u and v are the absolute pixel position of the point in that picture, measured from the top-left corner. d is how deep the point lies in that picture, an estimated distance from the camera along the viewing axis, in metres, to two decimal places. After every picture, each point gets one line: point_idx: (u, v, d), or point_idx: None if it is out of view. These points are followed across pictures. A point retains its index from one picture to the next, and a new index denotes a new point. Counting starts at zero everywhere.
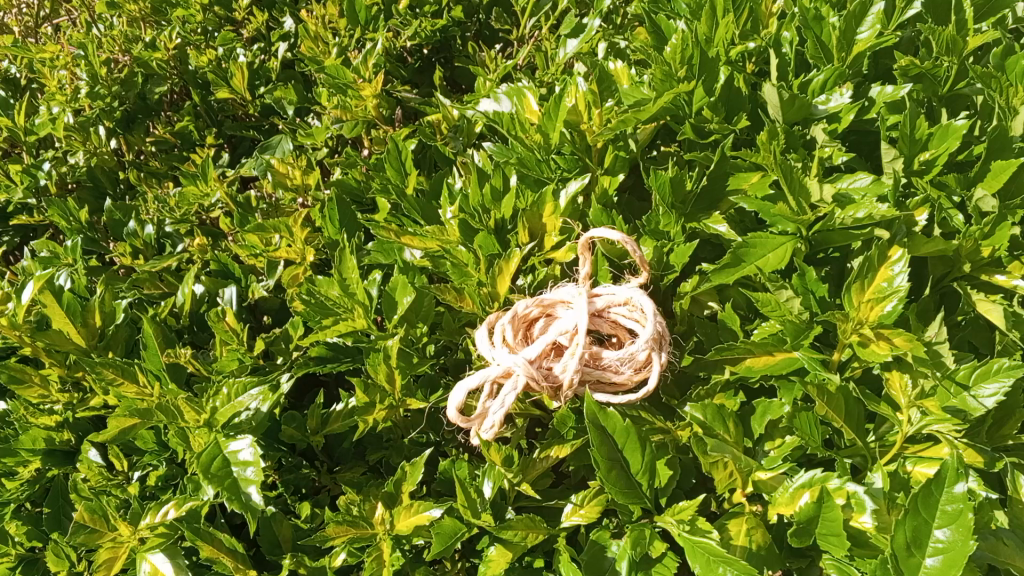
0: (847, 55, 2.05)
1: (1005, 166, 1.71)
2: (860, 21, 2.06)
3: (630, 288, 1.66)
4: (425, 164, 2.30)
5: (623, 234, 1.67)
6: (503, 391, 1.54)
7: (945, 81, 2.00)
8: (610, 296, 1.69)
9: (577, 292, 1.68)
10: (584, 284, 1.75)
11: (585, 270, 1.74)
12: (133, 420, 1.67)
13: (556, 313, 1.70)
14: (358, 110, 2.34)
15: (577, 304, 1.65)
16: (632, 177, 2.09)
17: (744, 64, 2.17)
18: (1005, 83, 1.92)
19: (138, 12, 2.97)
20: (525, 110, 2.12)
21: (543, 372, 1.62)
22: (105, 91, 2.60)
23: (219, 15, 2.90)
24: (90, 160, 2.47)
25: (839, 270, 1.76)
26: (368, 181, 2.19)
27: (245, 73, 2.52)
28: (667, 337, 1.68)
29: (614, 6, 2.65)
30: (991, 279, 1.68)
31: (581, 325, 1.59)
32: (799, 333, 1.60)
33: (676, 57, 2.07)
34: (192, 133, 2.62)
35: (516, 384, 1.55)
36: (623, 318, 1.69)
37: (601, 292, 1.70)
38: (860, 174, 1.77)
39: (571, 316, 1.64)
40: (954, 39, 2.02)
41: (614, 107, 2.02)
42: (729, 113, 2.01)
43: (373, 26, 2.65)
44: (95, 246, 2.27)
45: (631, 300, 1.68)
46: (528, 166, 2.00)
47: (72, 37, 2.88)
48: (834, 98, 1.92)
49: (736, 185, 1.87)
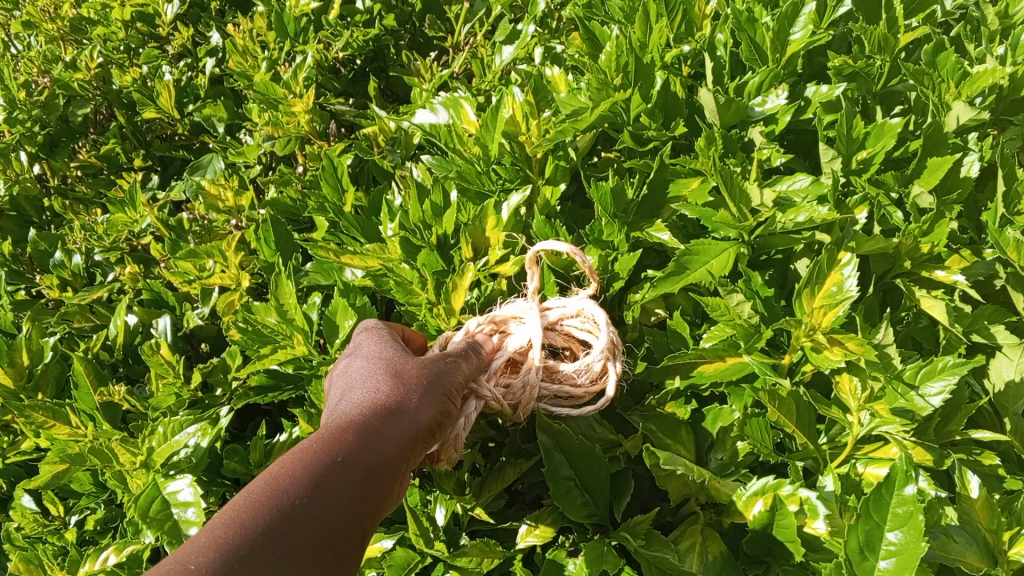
0: (781, 57, 2.03)
1: (942, 162, 1.73)
2: (792, 22, 2.06)
3: (580, 299, 1.64)
4: (363, 179, 2.25)
5: (570, 246, 1.65)
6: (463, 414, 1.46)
7: (880, 78, 1.99)
8: (561, 309, 1.66)
9: (526, 305, 1.64)
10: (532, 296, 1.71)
11: (534, 283, 1.71)
12: (65, 466, 1.61)
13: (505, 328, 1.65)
14: (291, 126, 2.27)
15: (528, 317, 1.60)
16: (573, 185, 2.08)
17: (680, 67, 2.15)
18: (937, 80, 1.95)
19: (56, 31, 2.81)
20: (463, 121, 2.08)
21: None
22: (23, 116, 2.47)
23: (142, 31, 2.75)
24: (11, 189, 2.34)
25: (781, 273, 1.77)
26: (304, 200, 2.13)
27: (171, 92, 2.38)
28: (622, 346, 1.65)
29: (548, 10, 2.63)
30: (931, 275, 1.70)
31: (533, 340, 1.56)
32: (750, 337, 1.59)
33: (611, 65, 2.04)
34: (120, 156, 2.49)
35: (475, 403, 1.48)
36: (575, 329, 1.65)
37: (552, 305, 1.67)
38: (800, 176, 1.77)
39: (521, 329, 1.60)
40: (886, 38, 2.01)
41: (552, 119, 1.99)
42: (667, 119, 1.97)
43: (303, 39, 2.55)
44: (20, 278, 2.16)
45: (583, 311, 1.65)
46: (468, 180, 1.96)
47: None
48: (770, 100, 1.91)
49: (677, 192, 1.86)
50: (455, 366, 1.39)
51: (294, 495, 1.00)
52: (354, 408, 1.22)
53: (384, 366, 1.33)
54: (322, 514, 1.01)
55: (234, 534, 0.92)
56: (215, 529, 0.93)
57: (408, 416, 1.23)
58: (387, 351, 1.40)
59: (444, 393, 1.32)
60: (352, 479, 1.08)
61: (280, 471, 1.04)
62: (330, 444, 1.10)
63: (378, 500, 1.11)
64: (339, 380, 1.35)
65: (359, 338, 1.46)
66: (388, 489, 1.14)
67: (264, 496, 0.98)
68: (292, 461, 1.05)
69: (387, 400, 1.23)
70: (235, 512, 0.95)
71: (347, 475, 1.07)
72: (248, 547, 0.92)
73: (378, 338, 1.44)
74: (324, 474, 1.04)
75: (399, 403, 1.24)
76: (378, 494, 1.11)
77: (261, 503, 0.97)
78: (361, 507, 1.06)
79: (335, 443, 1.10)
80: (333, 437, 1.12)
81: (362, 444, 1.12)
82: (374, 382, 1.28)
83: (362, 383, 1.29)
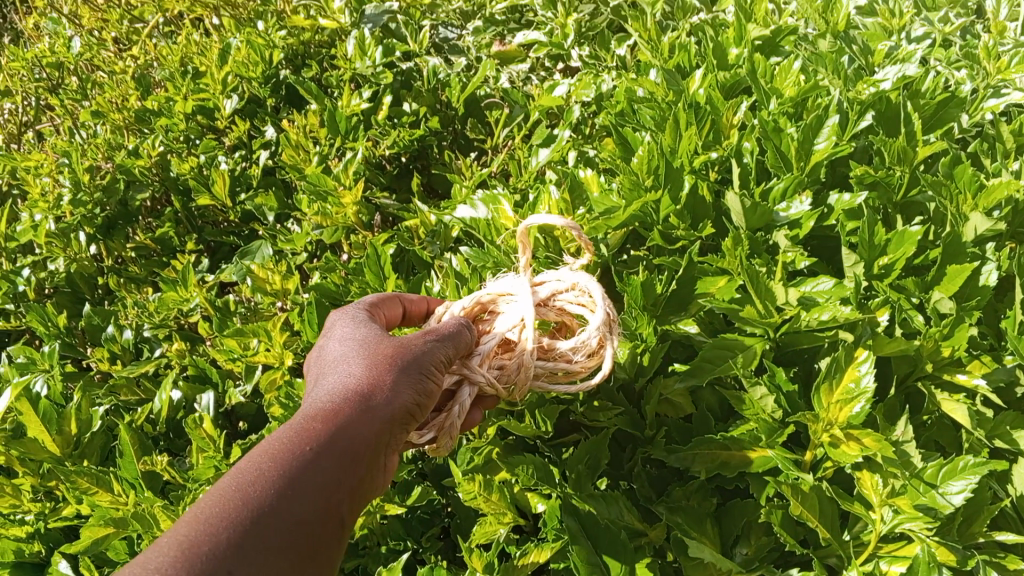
0: (805, 165, 2.11)
1: (960, 270, 1.82)
2: (816, 133, 2.10)
3: (574, 274, 1.68)
4: (403, 268, 2.36)
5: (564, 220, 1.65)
6: (456, 402, 1.55)
7: (899, 189, 2.06)
8: (555, 285, 1.69)
9: (519, 282, 1.68)
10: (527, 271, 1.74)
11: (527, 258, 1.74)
12: (107, 530, 1.68)
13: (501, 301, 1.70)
14: (339, 217, 2.39)
15: (521, 295, 1.65)
16: (603, 280, 2.17)
17: (708, 173, 2.22)
18: (955, 190, 2.02)
19: (122, 120, 2.94)
20: (501, 217, 2.15)
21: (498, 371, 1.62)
22: (87, 198, 2.56)
23: (202, 123, 2.85)
24: (70, 266, 2.45)
25: (806, 370, 1.83)
26: (346, 286, 2.23)
27: (226, 181, 2.51)
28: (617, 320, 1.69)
29: (583, 117, 2.70)
30: (953, 378, 1.76)
31: (527, 320, 1.60)
32: (773, 432, 1.63)
33: (642, 168, 2.10)
34: (173, 240, 2.63)
35: (468, 390, 1.57)
36: (570, 303, 1.69)
37: (546, 281, 1.71)
38: (823, 278, 1.83)
39: (514, 306, 1.65)
40: (905, 150, 2.08)
41: (586, 215, 2.08)
42: (695, 220, 2.07)
43: (352, 136, 2.66)
44: (73, 351, 2.25)
45: (577, 286, 1.69)
46: (504, 270, 2.01)
47: (57, 145, 2.81)
48: (794, 206, 1.99)
49: (704, 289, 1.91)
50: (435, 340, 1.48)
51: (263, 491, 1.15)
52: (328, 397, 1.36)
53: (362, 353, 1.46)
54: (292, 507, 1.17)
55: (205, 533, 1.07)
56: (182, 530, 1.08)
57: (384, 396, 1.35)
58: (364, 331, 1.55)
59: (420, 369, 1.42)
60: (322, 468, 1.23)
61: (255, 468, 1.19)
62: (302, 438, 1.25)
63: (353, 485, 1.27)
64: (322, 366, 1.48)
65: (344, 325, 1.59)
66: (365, 471, 1.30)
67: (235, 494, 1.14)
68: (268, 458, 1.21)
69: (359, 386, 1.37)
70: (208, 510, 1.11)
71: (315, 471, 1.22)
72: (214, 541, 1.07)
73: (359, 326, 1.56)
74: (294, 467, 1.20)
75: (373, 388, 1.36)
76: (351, 481, 1.26)
77: (232, 501, 1.13)
78: (332, 492, 1.22)
79: (307, 437, 1.26)
80: (305, 429, 1.27)
81: (334, 436, 1.27)
82: (350, 370, 1.42)
83: (344, 365, 1.44)
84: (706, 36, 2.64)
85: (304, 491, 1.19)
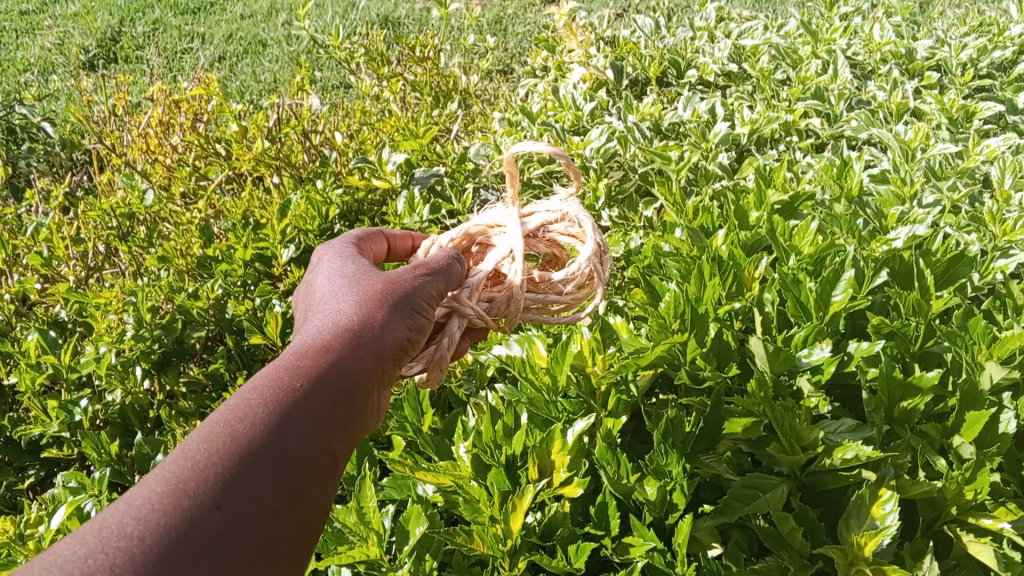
0: (824, 314, 2.22)
1: (978, 415, 1.88)
2: (833, 285, 2.23)
3: (564, 204, 2.03)
4: (439, 405, 2.46)
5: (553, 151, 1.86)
6: (447, 333, 1.83)
7: (916, 340, 2.14)
8: (543, 217, 2.04)
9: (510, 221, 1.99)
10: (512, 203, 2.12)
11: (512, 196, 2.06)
12: None
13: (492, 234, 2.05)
14: None
15: (512, 229, 1.98)
16: (633, 421, 2.27)
17: (732, 321, 2.33)
18: (970, 340, 2.10)
19: (186, 266, 3.02)
20: (535, 355, 2.31)
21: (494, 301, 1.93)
22: (148, 334, 2.70)
23: (259, 270, 3.00)
24: (125, 398, 2.57)
25: (833, 509, 1.93)
26: (385, 421, 2.32)
27: (277, 322, 2.66)
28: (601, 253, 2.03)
29: (614, 271, 2.83)
30: (978, 522, 1.79)
31: (517, 246, 1.93)
32: (803, 567, 1.72)
33: (670, 311, 2.27)
34: (224, 375, 2.78)
35: (458, 321, 1.85)
36: (559, 235, 2.05)
37: (534, 216, 2.05)
38: (844, 419, 1.95)
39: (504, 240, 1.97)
40: (918, 302, 2.18)
41: (617, 353, 2.25)
42: (720, 363, 2.19)
43: None
44: (121, 478, 2.33)
45: (566, 217, 2.04)
46: (538, 406, 2.14)
47: (126, 285, 2.86)
48: (815, 351, 2.10)
49: (731, 429, 1.97)
50: (419, 283, 1.70)
51: (257, 422, 1.24)
52: (321, 327, 1.52)
53: (351, 293, 1.64)
54: (290, 441, 1.25)
55: (198, 469, 1.13)
56: (176, 467, 1.13)
57: (375, 325, 1.54)
58: (355, 274, 1.75)
59: (406, 307, 1.62)
60: (318, 401, 1.34)
61: (249, 403, 1.28)
62: (294, 375, 1.36)
63: (348, 419, 1.38)
64: (310, 300, 1.66)
65: (335, 268, 1.77)
66: (359, 402, 1.42)
67: (226, 428, 1.21)
68: (258, 397, 1.29)
69: (354, 318, 1.54)
70: (204, 444, 1.17)
71: (308, 403, 1.31)
72: (215, 475, 1.13)
73: (353, 266, 1.76)
74: (288, 403, 1.30)
75: (362, 326, 1.52)
76: (344, 414, 1.37)
77: (225, 435, 1.21)
78: (330, 426, 1.32)
79: (298, 375, 1.36)
80: (297, 367, 1.38)
81: (325, 374, 1.38)
82: (339, 305, 1.59)
83: (335, 309, 1.59)
84: (727, 200, 2.82)
85: (306, 415, 1.30)
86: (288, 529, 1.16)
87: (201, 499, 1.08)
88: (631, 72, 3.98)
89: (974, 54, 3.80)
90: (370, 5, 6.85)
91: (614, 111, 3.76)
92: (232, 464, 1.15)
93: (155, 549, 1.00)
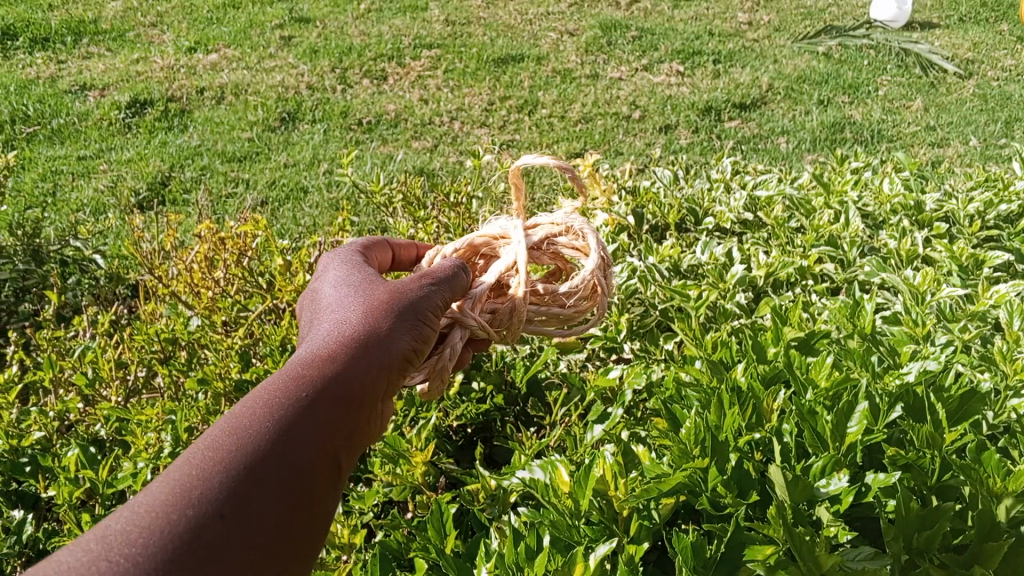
0: (840, 444, 2.27)
1: (997, 547, 1.92)
2: (848, 416, 2.30)
3: (566, 225, 2.62)
4: (462, 529, 2.49)
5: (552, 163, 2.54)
6: (449, 346, 2.35)
7: (933, 472, 2.17)
8: (545, 235, 2.62)
9: (514, 231, 2.59)
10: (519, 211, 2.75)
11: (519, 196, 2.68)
12: None
13: (498, 246, 2.65)
14: (408, 477, 2.58)
15: (517, 250, 2.54)
16: (655, 550, 2.28)
17: (752, 452, 2.38)
18: (983, 474, 2.14)
19: (223, 388, 3.12)
20: (559, 480, 2.35)
21: (496, 314, 2.47)
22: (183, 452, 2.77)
23: None
24: None
25: None
26: (409, 542, 2.35)
27: None
28: (597, 276, 2.55)
29: (636, 401, 2.91)
30: None
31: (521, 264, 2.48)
32: None
33: (690, 438, 2.35)
34: None
35: (461, 332, 2.39)
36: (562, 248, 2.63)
37: (538, 234, 2.64)
38: (863, 546, 2.02)
39: (511, 249, 2.55)
40: (931, 435, 2.21)
41: (638, 478, 2.35)
42: (741, 491, 2.23)
43: (425, 407, 2.88)
44: None
45: (567, 232, 2.64)
46: (559, 528, 2.20)
47: (167, 404, 3.00)
48: (833, 481, 2.15)
49: (751, 555, 2.01)
50: (425, 287, 2.20)
51: (266, 424, 1.65)
52: (333, 336, 1.99)
53: (362, 303, 2.13)
54: (288, 442, 1.64)
55: (223, 454, 1.57)
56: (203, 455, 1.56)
57: (381, 334, 2.01)
58: (357, 293, 2.19)
59: (413, 308, 2.13)
60: (317, 408, 1.74)
61: (254, 410, 1.68)
62: (297, 387, 1.77)
63: (341, 428, 1.75)
64: (327, 310, 2.16)
65: (346, 280, 2.28)
66: (364, 416, 1.84)
67: (232, 434, 1.61)
68: (269, 401, 1.72)
69: (361, 327, 2.02)
70: (230, 432, 1.62)
71: (309, 410, 1.72)
72: (222, 471, 1.52)
73: (358, 279, 2.28)
74: (288, 410, 1.70)
75: (366, 341, 1.98)
76: (341, 424, 1.75)
77: (228, 442, 1.59)
78: (328, 433, 1.71)
79: (302, 388, 1.77)
80: (301, 380, 1.80)
81: (325, 387, 1.79)
82: (351, 314, 2.08)
83: (343, 323, 2.05)
84: (745, 335, 2.94)
85: (314, 412, 1.73)
86: (292, 522, 1.53)
87: (233, 470, 1.53)
88: (651, 218, 4.19)
89: (980, 207, 4.00)
90: (406, 157, 7.25)
91: (636, 253, 3.92)
92: (262, 439, 1.62)
93: (183, 520, 1.41)
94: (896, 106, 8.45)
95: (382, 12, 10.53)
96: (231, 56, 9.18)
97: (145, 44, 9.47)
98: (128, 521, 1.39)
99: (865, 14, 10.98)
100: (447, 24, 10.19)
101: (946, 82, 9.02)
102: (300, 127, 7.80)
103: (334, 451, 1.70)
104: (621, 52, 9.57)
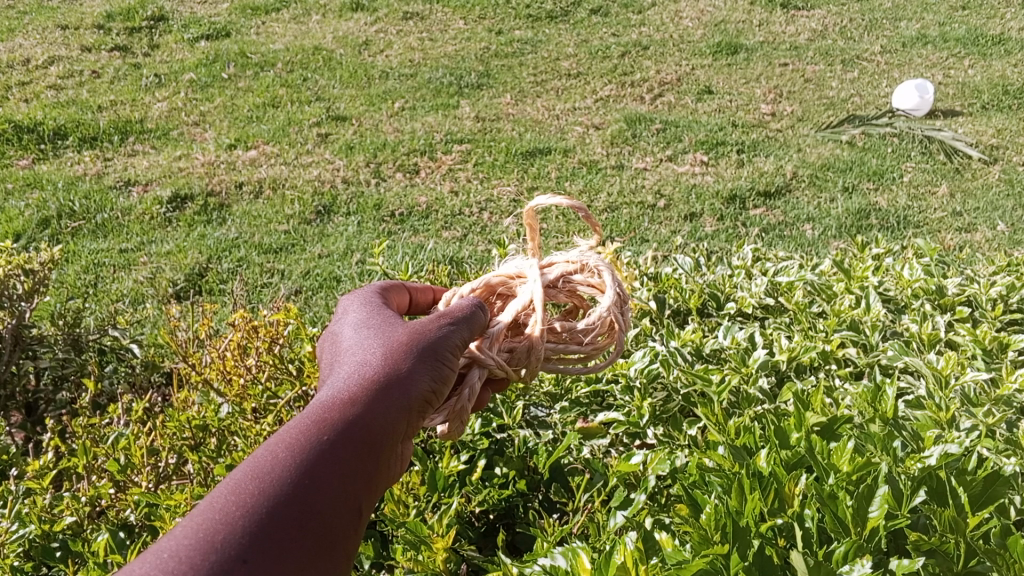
0: (862, 529, 2.27)
1: None
2: (869, 500, 2.29)
3: (582, 269, 2.87)
4: None
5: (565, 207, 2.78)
6: (468, 387, 2.51)
7: (958, 559, 2.18)
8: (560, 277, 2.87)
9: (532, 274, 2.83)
10: (534, 253, 3.00)
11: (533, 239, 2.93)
12: None
13: (514, 285, 2.90)
14: (429, 563, 2.59)
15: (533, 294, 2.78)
16: None
17: (776, 538, 2.33)
18: (1010, 559, 2.11)
19: None
20: (579, 567, 2.30)
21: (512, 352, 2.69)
22: None
23: None
24: None
25: None
26: None
27: None
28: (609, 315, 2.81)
29: (659, 487, 2.91)
30: None
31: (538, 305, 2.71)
32: None
33: (711, 524, 2.33)
34: None
35: (477, 373, 2.56)
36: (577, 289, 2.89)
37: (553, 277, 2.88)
38: None
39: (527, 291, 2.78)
40: (954, 519, 2.21)
41: (659, 563, 2.35)
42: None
43: (448, 492, 2.90)
44: None
45: (582, 275, 2.89)
46: None
47: (196, 490, 3.05)
48: (856, 567, 2.10)
49: None
50: (440, 332, 2.31)
51: (290, 468, 1.76)
52: (351, 380, 2.10)
53: (380, 346, 2.24)
54: (309, 486, 1.74)
55: (247, 497, 1.67)
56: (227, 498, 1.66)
57: (398, 378, 2.11)
58: (377, 338, 2.31)
59: (429, 354, 2.23)
60: (337, 451, 1.85)
61: (278, 454, 1.79)
62: (318, 431, 1.88)
63: (360, 471, 1.86)
64: (346, 354, 2.26)
65: (364, 325, 2.39)
66: (383, 458, 1.95)
67: (256, 478, 1.72)
68: (291, 445, 1.83)
69: (381, 369, 2.13)
70: (255, 475, 1.73)
71: (329, 454, 1.83)
72: (246, 515, 1.62)
73: (377, 322, 2.41)
74: (309, 454, 1.81)
75: (385, 386, 2.08)
76: (361, 467, 1.86)
77: (252, 486, 1.69)
78: (348, 477, 1.82)
79: (323, 431, 1.88)
80: (323, 425, 1.90)
81: (345, 432, 1.91)
82: (369, 359, 2.18)
83: (362, 368, 2.16)
84: (767, 420, 2.95)
85: (335, 455, 1.84)
86: (313, 564, 1.63)
87: (256, 514, 1.63)
88: (673, 303, 4.25)
89: (1003, 291, 4.03)
90: (437, 247, 7.42)
91: (658, 338, 3.97)
92: (282, 485, 1.72)
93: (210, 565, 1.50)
94: (922, 191, 8.52)
95: (414, 109, 10.91)
96: (269, 152, 9.52)
97: (187, 143, 9.87)
98: (154, 565, 1.47)
99: (887, 105, 11.17)
100: (477, 120, 10.51)
101: (971, 168, 9.10)
102: (335, 219, 8.03)
103: (352, 494, 1.80)
104: (646, 143, 9.79)
